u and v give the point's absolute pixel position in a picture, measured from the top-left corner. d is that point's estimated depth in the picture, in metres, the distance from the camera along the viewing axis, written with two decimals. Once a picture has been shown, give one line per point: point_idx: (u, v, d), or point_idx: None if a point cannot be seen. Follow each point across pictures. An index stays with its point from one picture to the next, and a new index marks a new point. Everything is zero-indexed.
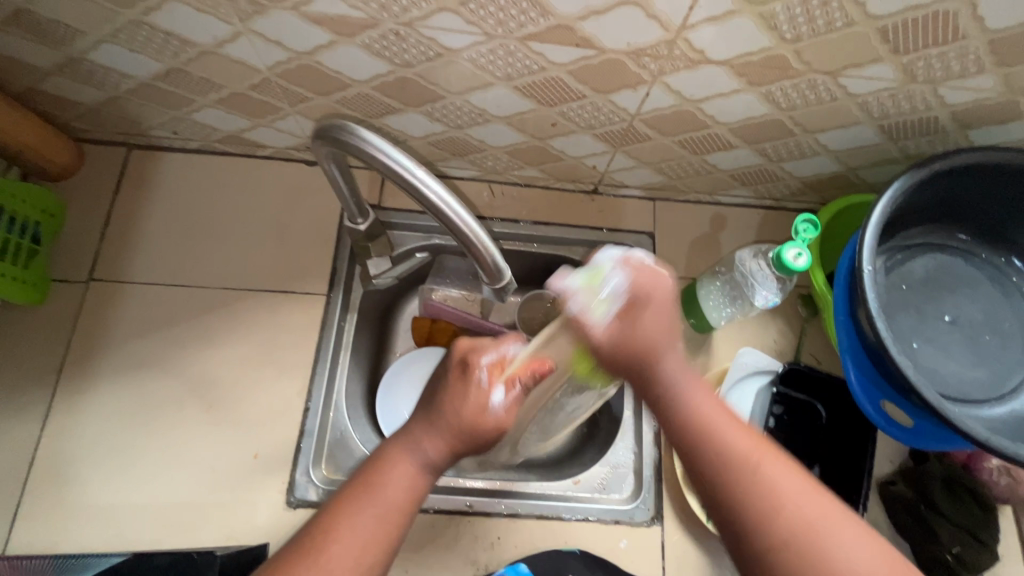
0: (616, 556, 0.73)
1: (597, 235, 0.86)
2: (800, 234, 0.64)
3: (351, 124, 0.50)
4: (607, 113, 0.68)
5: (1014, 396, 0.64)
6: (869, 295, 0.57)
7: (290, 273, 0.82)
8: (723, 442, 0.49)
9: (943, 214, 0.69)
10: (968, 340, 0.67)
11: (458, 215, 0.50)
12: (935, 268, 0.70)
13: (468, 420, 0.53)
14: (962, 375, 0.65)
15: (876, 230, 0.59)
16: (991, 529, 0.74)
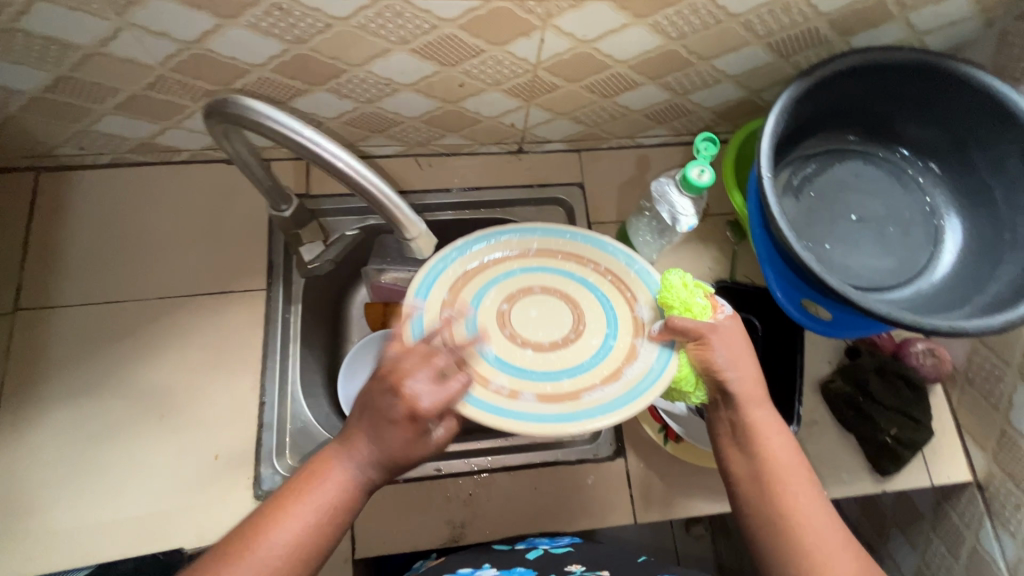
0: (585, 492, 0.76)
1: (529, 192, 0.91)
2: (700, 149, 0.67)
3: (235, 95, 0.50)
4: (509, 66, 0.69)
5: (919, 278, 0.69)
6: (770, 201, 0.60)
7: (226, 274, 0.82)
8: (788, 497, 0.56)
9: (836, 121, 0.73)
10: (873, 233, 0.71)
11: (352, 168, 0.51)
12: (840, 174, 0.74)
13: (381, 441, 0.52)
14: (872, 267, 0.70)
15: (770, 140, 0.62)
16: (923, 407, 0.80)
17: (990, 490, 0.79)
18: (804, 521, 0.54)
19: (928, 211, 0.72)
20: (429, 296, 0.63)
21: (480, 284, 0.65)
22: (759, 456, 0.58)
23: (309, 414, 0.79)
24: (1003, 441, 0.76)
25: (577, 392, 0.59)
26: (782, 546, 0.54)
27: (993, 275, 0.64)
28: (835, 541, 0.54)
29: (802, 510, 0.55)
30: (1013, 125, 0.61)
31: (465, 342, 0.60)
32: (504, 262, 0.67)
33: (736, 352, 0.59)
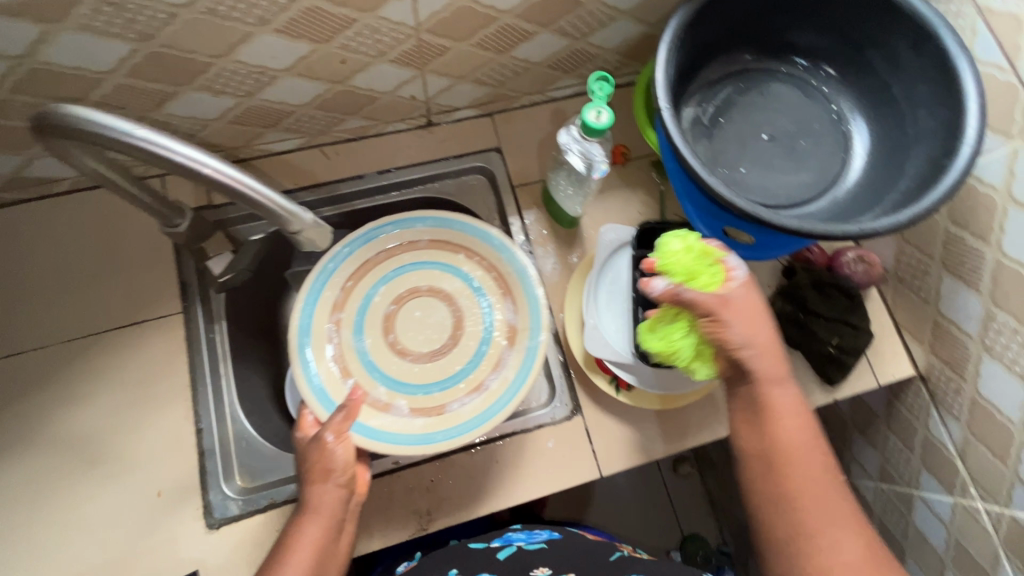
0: (546, 457, 0.76)
1: (446, 165, 0.87)
2: (593, 91, 0.65)
3: (59, 103, 0.44)
4: (388, 33, 0.65)
5: (832, 187, 0.69)
6: (672, 133, 0.58)
7: (136, 303, 0.76)
8: (793, 474, 0.56)
9: (734, 42, 0.71)
10: (784, 151, 0.71)
11: (206, 165, 0.46)
12: (746, 95, 0.73)
13: (336, 471, 0.60)
14: (786, 183, 0.70)
15: (664, 70, 0.60)
16: (859, 313, 0.81)
17: (931, 380, 0.82)
18: (804, 499, 0.55)
19: (836, 119, 0.72)
20: (314, 306, 0.68)
21: (370, 283, 0.71)
22: (774, 438, 0.57)
23: (254, 431, 0.76)
24: (937, 331, 0.79)
25: (440, 406, 0.67)
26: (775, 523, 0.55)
27: (901, 171, 0.64)
28: (841, 523, 0.54)
29: (807, 487, 0.55)
30: (900, 16, 0.60)
31: (347, 350, 0.68)
32: (393, 261, 0.72)
33: (759, 326, 0.57)
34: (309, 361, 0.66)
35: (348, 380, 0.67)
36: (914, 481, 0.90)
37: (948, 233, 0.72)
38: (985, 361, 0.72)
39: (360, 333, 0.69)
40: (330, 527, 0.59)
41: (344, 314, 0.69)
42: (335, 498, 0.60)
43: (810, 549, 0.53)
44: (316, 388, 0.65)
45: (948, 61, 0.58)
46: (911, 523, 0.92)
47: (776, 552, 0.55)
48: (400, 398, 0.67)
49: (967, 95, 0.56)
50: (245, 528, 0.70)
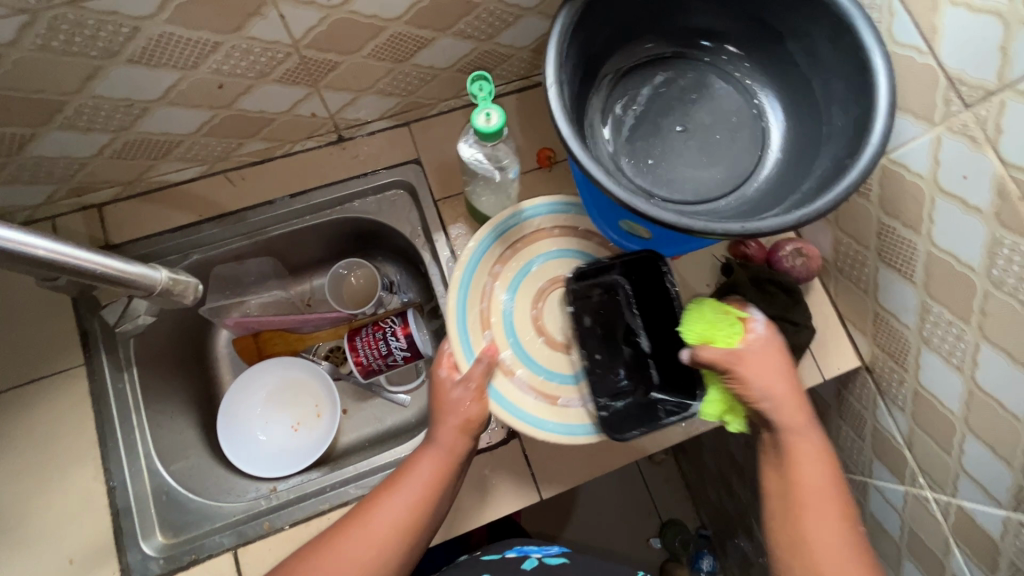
0: (483, 484, 0.73)
1: (364, 181, 0.82)
2: (476, 96, 0.58)
3: None
4: (262, 52, 0.59)
5: (744, 184, 0.66)
6: (558, 112, 0.53)
7: (32, 358, 0.71)
8: (806, 526, 0.57)
9: (653, 24, 0.66)
10: (698, 146, 0.67)
11: (45, 247, 0.46)
12: (664, 84, 0.69)
13: (467, 416, 0.64)
14: (697, 178, 0.66)
15: (557, 45, 0.55)
16: (799, 309, 0.79)
17: (877, 371, 0.80)
18: (820, 552, 0.56)
19: (757, 114, 0.67)
20: (486, 252, 0.72)
21: (530, 256, 0.73)
22: (796, 485, 0.58)
23: (175, 483, 0.72)
24: (879, 322, 0.76)
25: (560, 398, 0.69)
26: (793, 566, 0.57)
27: (808, 170, 0.59)
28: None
29: (818, 554, 0.56)
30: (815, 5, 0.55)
31: (495, 309, 0.71)
32: (567, 239, 0.74)
33: (774, 375, 0.59)
34: (462, 304, 0.70)
35: (486, 333, 0.70)
36: (867, 470, 0.88)
37: (881, 223, 0.69)
38: (924, 353, 0.70)
39: (512, 294, 0.72)
40: (443, 469, 0.61)
41: (504, 269, 0.72)
42: (457, 443, 0.62)
43: None
44: (462, 330, 0.69)
45: (863, 56, 0.53)
46: (868, 510, 0.91)
47: None
48: (522, 368, 0.70)
49: (877, 92, 0.52)
50: None
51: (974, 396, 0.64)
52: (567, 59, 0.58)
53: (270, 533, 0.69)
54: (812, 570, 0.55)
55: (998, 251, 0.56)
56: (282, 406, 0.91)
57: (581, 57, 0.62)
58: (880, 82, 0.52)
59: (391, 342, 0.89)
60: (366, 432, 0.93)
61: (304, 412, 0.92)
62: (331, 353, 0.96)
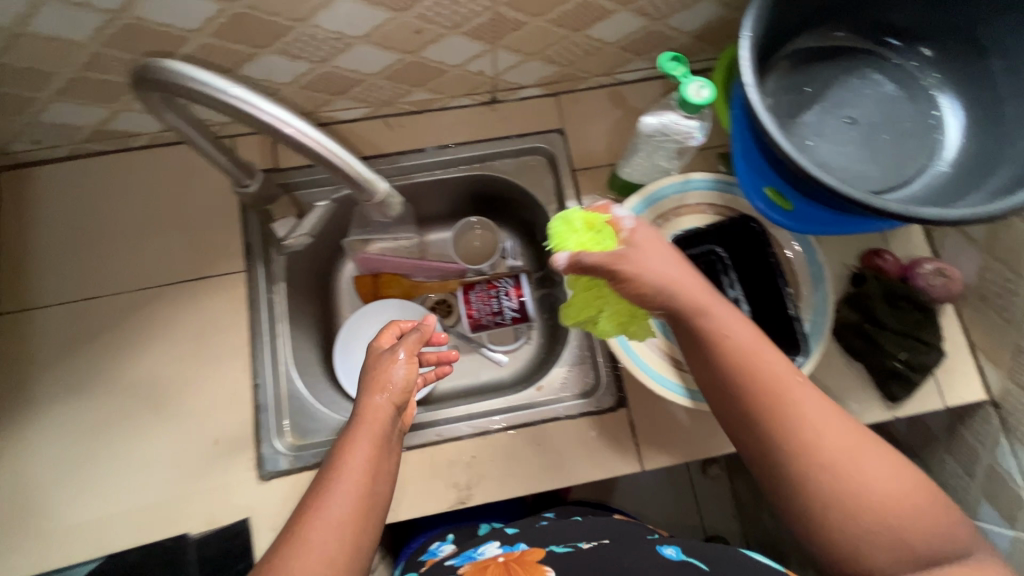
0: (588, 443, 0.75)
1: (507, 144, 0.86)
2: (674, 77, 0.57)
3: (164, 61, 0.46)
4: (466, 3, 0.64)
5: (897, 187, 0.64)
6: (746, 68, 0.56)
7: (202, 258, 0.79)
8: (790, 409, 0.49)
9: (848, 13, 0.66)
10: (862, 140, 0.66)
11: (298, 126, 0.47)
12: (846, 73, 0.68)
13: (395, 385, 0.59)
14: (851, 170, 0.66)
15: (756, 12, 0.57)
16: (931, 329, 0.77)
17: (1005, 406, 0.77)
18: (815, 430, 0.48)
19: (933, 125, 0.66)
20: (638, 216, 0.73)
21: (680, 223, 0.74)
22: (723, 372, 0.52)
23: (306, 392, 0.79)
24: (1018, 356, 0.73)
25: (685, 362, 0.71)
26: (790, 475, 0.48)
27: (980, 183, 0.58)
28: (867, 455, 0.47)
29: (815, 441, 0.48)
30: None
31: None
32: (711, 211, 0.75)
33: (666, 264, 0.56)
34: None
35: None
36: (972, 510, 0.85)
37: None
38: None
39: None
40: (377, 438, 0.55)
41: (653, 234, 0.74)
42: (384, 412, 0.58)
43: (835, 483, 0.46)
44: None
45: None
46: None
47: (787, 500, 0.49)
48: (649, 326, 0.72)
49: None
50: (293, 483, 0.72)
51: None
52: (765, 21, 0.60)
53: None
54: (813, 456, 0.47)
55: None
56: None
57: (777, 25, 0.63)
58: None
59: (503, 301, 0.95)
60: (463, 383, 0.97)
61: None
62: (437, 305, 1.02)
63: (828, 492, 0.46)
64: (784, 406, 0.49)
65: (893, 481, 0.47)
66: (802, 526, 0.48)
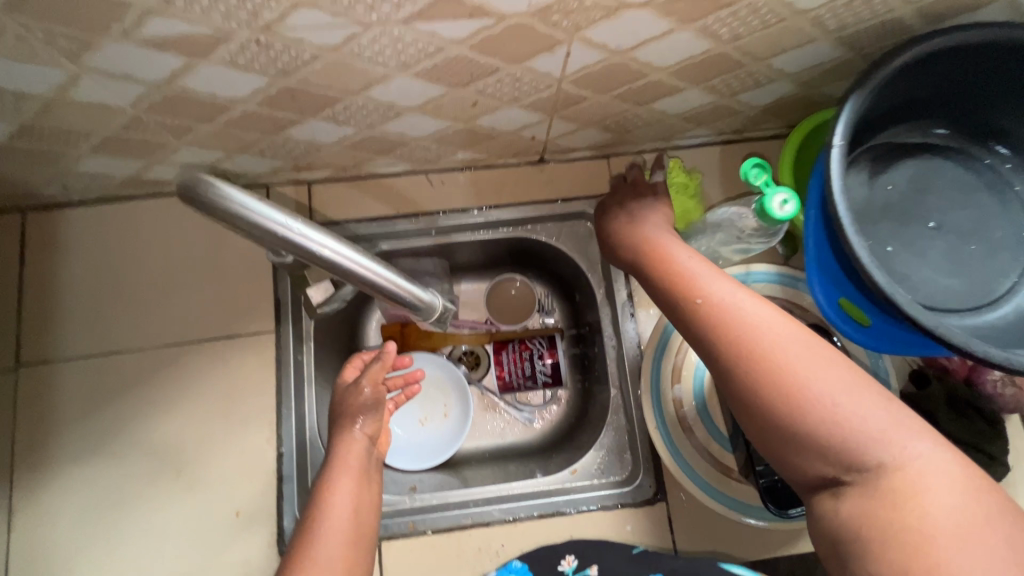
0: (622, 538, 0.72)
1: (552, 208, 0.82)
2: (755, 186, 0.53)
3: (215, 179, 0.42)
4: (529, 82, 0.59)
5: (982, 307, 0.59)
6: (836, 183, 0.51)
7: (230, 315, 0.76)
8: (751, 332, 0.47)
9: (941, 109, 0.61)
10: (946, 249, 0.61)
11: (356, 262, 0.46)
12: (932, 172, 0.63)
13: (365, 418, 0.64)
14: (933, 282, 0.61)
15: (849, 120, 0.52)
16: (998, 442, 0.72)
17: None
18: (780, 356, 0.45)
19: None
20: None
21: None
22: (694, 301, 0.51)
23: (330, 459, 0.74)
24: None
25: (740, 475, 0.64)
26: (748, 359, 0.45)
27: None
28: (826, 363, 0.44)
29: (776, 348, 0.45)
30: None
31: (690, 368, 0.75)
32: (773, 306, 0.69)
33: (630, 234, 0.62)
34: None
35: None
36: None
37: None
38: None
39: None
40: (358, 471, 0.61)
41: None
42: (359, 444, 0.62)
43: (769, 356, 0.45)
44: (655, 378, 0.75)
45: None
46: None
47: (743, 398, 0.46)
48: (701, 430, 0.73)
49: None
50: None
51: None
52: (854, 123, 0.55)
53: (413, 534, 0.71)
54: (780, 378, 0.44)
55: None
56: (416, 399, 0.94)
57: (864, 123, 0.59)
58: None
59: (536, 364, 0.91)
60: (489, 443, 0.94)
61: (431, 409, 0.94)
62: (465, 357, 0.97)
63: (790, 415, 0.43)
64: (751, 334, 0.46)
65: (852, 390, 0.42)
66: (743, 371, 0.46)
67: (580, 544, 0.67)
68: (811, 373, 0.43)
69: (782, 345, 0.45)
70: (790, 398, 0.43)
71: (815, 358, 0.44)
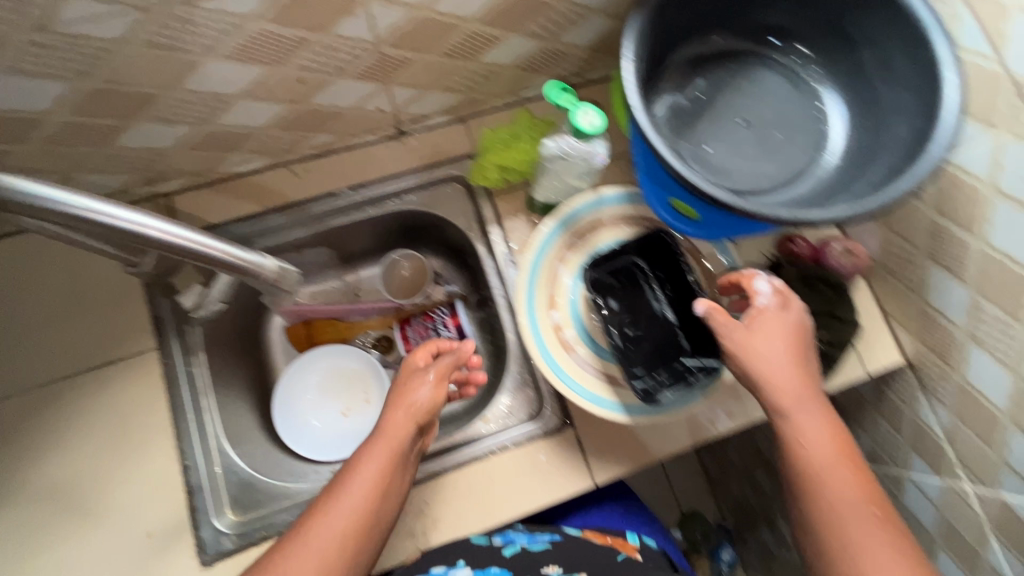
0: (538, 468, 0.75)
1: (420, 176, 0.84)
2: (562, 107, 0.57)
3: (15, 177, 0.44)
4: (346, 49, 0.61)
5: (794, 183, 0.66)
6: (632, 95, 0.57)
7: (106, 342, 0.74)
8: (824, 486, 0.56)
9: (727, 18, 0.68)
10: (757, 140, 0.68)
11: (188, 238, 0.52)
12: (733, 77, 0.70)
13: (417, 406, 0.66)
14: (751, 170, 0.67)
15: (636, 36, 0.58)
16: (847, 305, 0.81)
17: (920, 367, 0.82)
18: (838, 510, 0.55)
19: (820, 117, 0.69)
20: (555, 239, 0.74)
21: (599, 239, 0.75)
22: (766, 375, 0.59)
23: (241, 462, 0.76)
24: (924, 319, 0.78)
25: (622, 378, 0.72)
26: (796, 492, 0.58)
27: (863, 175, 0.61)
28: (863, 510, 0.55)
29: (825, 483, 0.57)
30: (899, 18, 0.57)
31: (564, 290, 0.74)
32: (627, 226, 0.76)
33: (772, 337, 0.60)
34: (531, 282, 0.73)
35: (552, 316, 0.73)
36: (906, 464, 0.90)
37: (933, 222, 0.71)
38: (972, 350, 0.72)
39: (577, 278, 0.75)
40: (394, 458, 0.63)
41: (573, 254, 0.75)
42: (403, 430, 0.64)
43: (818, 485, 0.57)
44: (531, 305, 0.73)
45: (937, 74, 0.56)
46: (902, 502, 0.94)
47: (800, 428, 0.58)
48: (582, 347, 0.73)
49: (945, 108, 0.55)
50: (240, 562, 0.69)
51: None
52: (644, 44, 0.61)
53: None
54: (821, 500, 0.56)
55: None
56: (334, 392, 0.93)
57: (658, 44, 0.64)
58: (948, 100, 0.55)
59: (442, 332, 0.95)
60: None
61: (353, 399, 0.94)
62: (378, 342, 0.98)
63: (823, 493, 0.56)
64: (800, 449, 0.58)
65: (886, 555, 0.53)
66: (792, 457, 0.58)
67: (558, 546, 0.75)
68: (837, 492, 0.56)
69: (834, 487, 0.56)
70: (811, 485, 0.57)
71: (836, 471, 0.57)
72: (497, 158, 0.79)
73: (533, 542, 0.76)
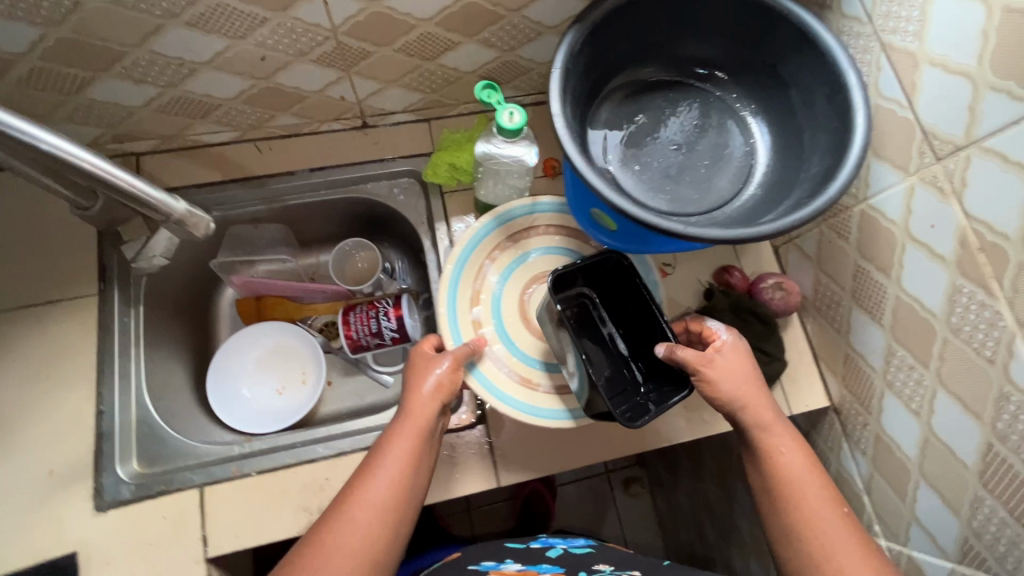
0: (445, 462, 0.75)
1: (378, 167, 0.88)
2: (489, 104, 0.61)
3: None
4: (304, 33, 0.66)
5: (716, 210, 0.69)
6: (554, 105, 0.59)
7: (49, 282, 0.77)
8: (807, 509, 0.57)
9: (668, 50, 0.71)
10: (686, 166, 0.71)
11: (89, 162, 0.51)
12: (671, 104, 0.73)
13: (438, 386, 0.64)
14: (676, 193, 0.70)
15: (568, 51, 0.60)
16: (774, 340, 0.81)
17: (844, 412, 0.81)
18: (817, 530, 0.56)
19: (748, 151, 0.72)
20: (486, 237, 0.76)
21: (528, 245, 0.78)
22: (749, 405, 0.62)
23: (158, 418, 0.77)
24: (849, 364, 0.78)
25: (537, 385, 0.73)
26: (772, 502, 0.60)
27: (775, 206, 0.64)
28: (845, 533, 0.56)
29: (808, 506, 0.58)
30: (823, 59, 0.61)
31: (487, 290, 0.76)
32: (561, 236, 0.79)
33: (734, 374, 0.62)
34: (457, 275, 0.75)
35: (473, 312, 0.75)
36: None
37: (857, 265, 0.73)
38: (888, 397, 0.72)
39: (502, 279, 0.77)
40: (419, 438, 0.60)
41: (501, 255, 0.77)
42: (427, 410, 0.62)
43: (801, 510, 0.58)
44: (452, 298, 0.75)
45: (850, 116, 0.59)
46: None
47: (777, 456, 0.60)
48: (498, 347, 0.74)
49: (851, 149, 0.57)
50: (132, 512, 0.70)
51: (930, 443, 0.67)
52: (582, 59, 0.64)
53: (238, 477, 0.73)
54: (801, 522, 0.57)
55: (958, 299, 0.59)
56: (273, 369, 0.95)
57: (600, 63, 0.67)
58: (856, 141, 0.57)
59: (383, 322, 0.92)
60: (345, 405, 0.96)
61: (290, 378, 0.96)
62: (325, 328, 0.99)
63: (804, 515, 0.57)
64: (790, 475, 0.59)
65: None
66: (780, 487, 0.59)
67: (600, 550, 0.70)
68: (807, 496, 0.58)
69: (812, 511, 0.57)
70: (797, 514, 0.58)
71: (805, 477, 0.59)
72: (449, 158, 0.83)
73: (574, 545, 0.72)
